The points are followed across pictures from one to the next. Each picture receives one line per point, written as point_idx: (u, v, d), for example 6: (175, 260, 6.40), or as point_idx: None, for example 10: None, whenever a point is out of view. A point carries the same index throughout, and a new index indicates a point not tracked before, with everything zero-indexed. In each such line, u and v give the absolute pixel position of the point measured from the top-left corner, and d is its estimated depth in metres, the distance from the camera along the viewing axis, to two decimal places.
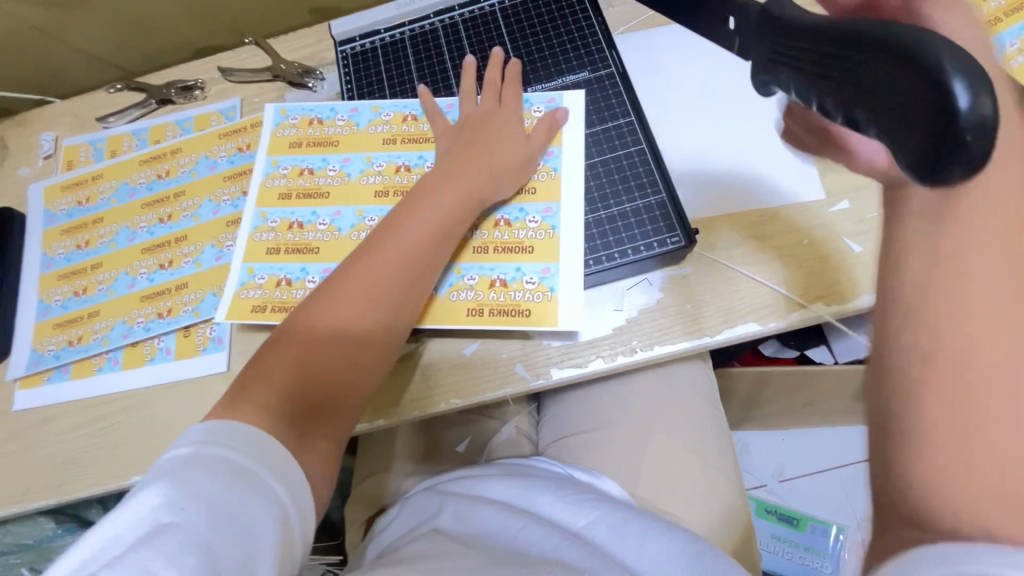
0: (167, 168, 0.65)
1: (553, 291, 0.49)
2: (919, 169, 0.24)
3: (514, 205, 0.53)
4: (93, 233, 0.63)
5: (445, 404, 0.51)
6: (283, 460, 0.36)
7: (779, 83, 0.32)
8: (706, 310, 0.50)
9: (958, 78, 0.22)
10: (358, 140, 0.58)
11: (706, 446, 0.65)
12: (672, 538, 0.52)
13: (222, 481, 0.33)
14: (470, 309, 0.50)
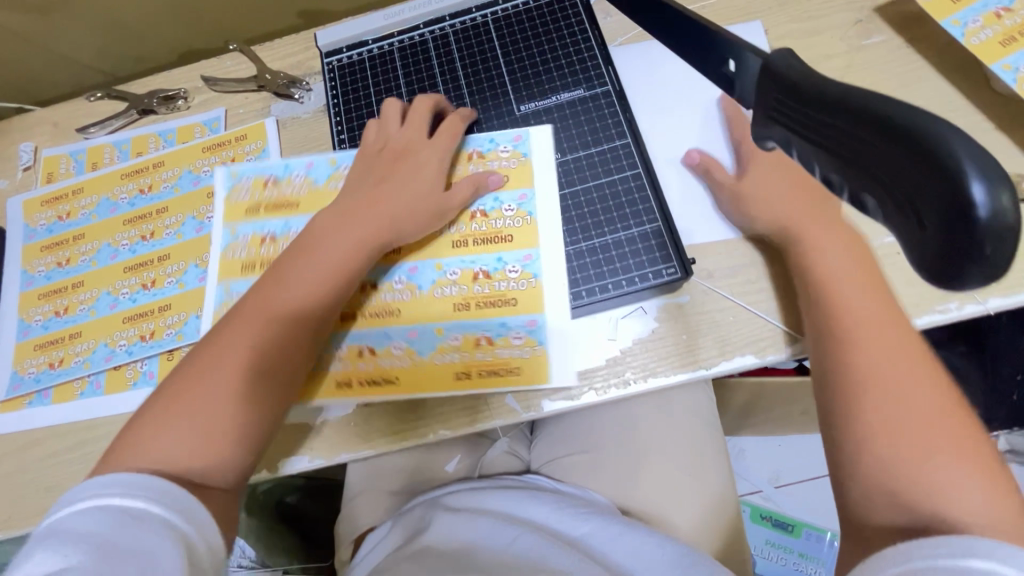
0: (150, 182, 0.63)
1: (542, 344, 0.49)
2: (933, 270, 0.20)
3: (491, 255, 0.52)
4: (74, 251, 0.61)
5: (433, 436, 0.49)
6: (183, 498, 0.37)
7: (778, 141, 0.26)
8: (703, 341, 0.49)
9: (975, 173, 0.18)
10: (320, 198, 0.56)
11: (703, 466, 0.64)
12: (666, 551, 0.51)
13: (113, 526, 0.34)
14: (459, 372, 0.49)
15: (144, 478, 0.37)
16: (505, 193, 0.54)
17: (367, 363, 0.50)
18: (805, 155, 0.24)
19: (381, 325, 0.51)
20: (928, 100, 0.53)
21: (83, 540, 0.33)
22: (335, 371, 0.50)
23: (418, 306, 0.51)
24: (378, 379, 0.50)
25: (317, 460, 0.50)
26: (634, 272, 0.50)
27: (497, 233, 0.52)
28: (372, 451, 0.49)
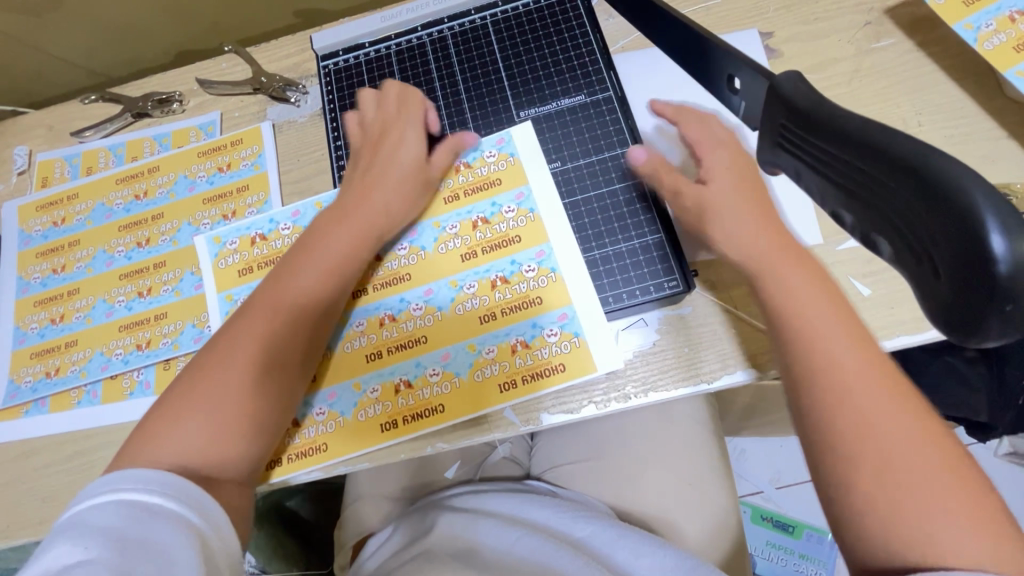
0: (145, 187, 0.62)
1: (580, 336, 0.48)
2: (948, 318, 0.28)
3: (504, 260, 0.51)
4: (69, 257, 0.61)
5: (431, 449, 0.48)
6: (198, 497, 0.37)
7: (783, 166, 0.35)
8: (705, 355, 0.48)
9: (999, 231, 0.25)
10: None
11: (703, 475, 0.64)
12: (666, 553, 0.50)
13: (130, 520, 0.34)
14: (504, 384, 0.48)
15: (161, 474, 0.37)
16: (502, 197, 0.53)
17: (407, 397, 0.49)
18: (817, 186, 0.33)
19: (411, 355, 0.49)
20: (936, 107, 0.52)
21: (100, 533, 0.34)
22: (375, 416, 0.48)
23: (443, 330, 0.50)
24: (421, 410, 0.48)
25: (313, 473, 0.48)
26: (635, 286, 0.50)
27: (504, 237, 0.51)
28: (370, 464, 0.48)
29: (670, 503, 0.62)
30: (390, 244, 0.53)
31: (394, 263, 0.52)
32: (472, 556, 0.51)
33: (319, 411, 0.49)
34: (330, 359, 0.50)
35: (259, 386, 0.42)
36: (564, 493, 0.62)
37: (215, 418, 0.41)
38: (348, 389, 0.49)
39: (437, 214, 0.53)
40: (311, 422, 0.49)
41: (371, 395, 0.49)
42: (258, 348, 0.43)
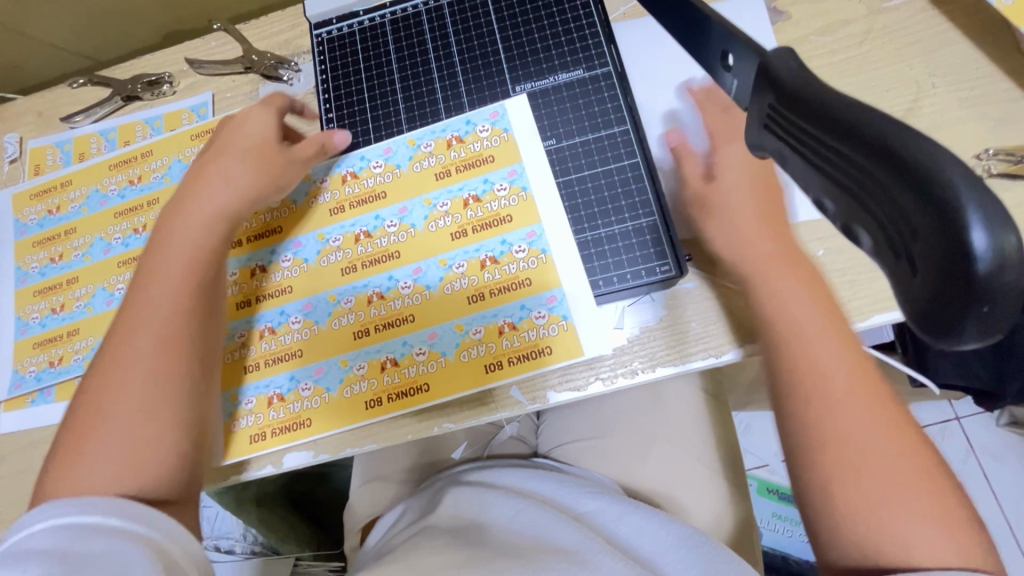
0: (139, 172, 0.61)
1: (567, 319, 0.47)
2: (929, 325, 0.21)
3: (494, 239, 0.50)
4: (66, 245, 0.60)
5: (438, 429, 0.48)
6: (136, 508, 0.36)
7: (772, 152, 0.26)
8: (711, 329, 0.47)
9: (979, 219, 0.18)
10: (314, 220, 0.53)
11: (710, 452, 0.64)
12: (670, 529, 0.51)
13: (73, 538, 0.33)
14: (488, 365, 0.48)
15: (92, 499, 0.36)
16: (494, 173, 0.51)
17: (393, 374, 0.48)
18: (805, 173, 0.24)
19: (398, 334, 0.49)
20: (950, 67, 0.50)
21: (35, 557, 0.32)
22: (360, 393, 0.48)
23: (432, 309, 0.49)
24: (408, 388, 0.48)
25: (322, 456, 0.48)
26: (636, 266, 0.48)
27: (496, 216, 0.50)
28: (376, 444, 0.48)
29: (677, 480, 0.62)
30: (380, 221, 0.52)
31: (383, 241, 0.51)
32: (475, 529, 0.52)
33: (306, 386, 0.49)
34: (315, 336, 0.50)
35: (156, 395, 0.41)
36: (568, 469, 0.62)
37: (126, 442, 0.39)
38: (335, 364, 0.49)
39: (429, 190, 0.52)
40: (297, 397, 0.49)
41: (357, 371, 0.49)
42: (145, 363, 0.41)
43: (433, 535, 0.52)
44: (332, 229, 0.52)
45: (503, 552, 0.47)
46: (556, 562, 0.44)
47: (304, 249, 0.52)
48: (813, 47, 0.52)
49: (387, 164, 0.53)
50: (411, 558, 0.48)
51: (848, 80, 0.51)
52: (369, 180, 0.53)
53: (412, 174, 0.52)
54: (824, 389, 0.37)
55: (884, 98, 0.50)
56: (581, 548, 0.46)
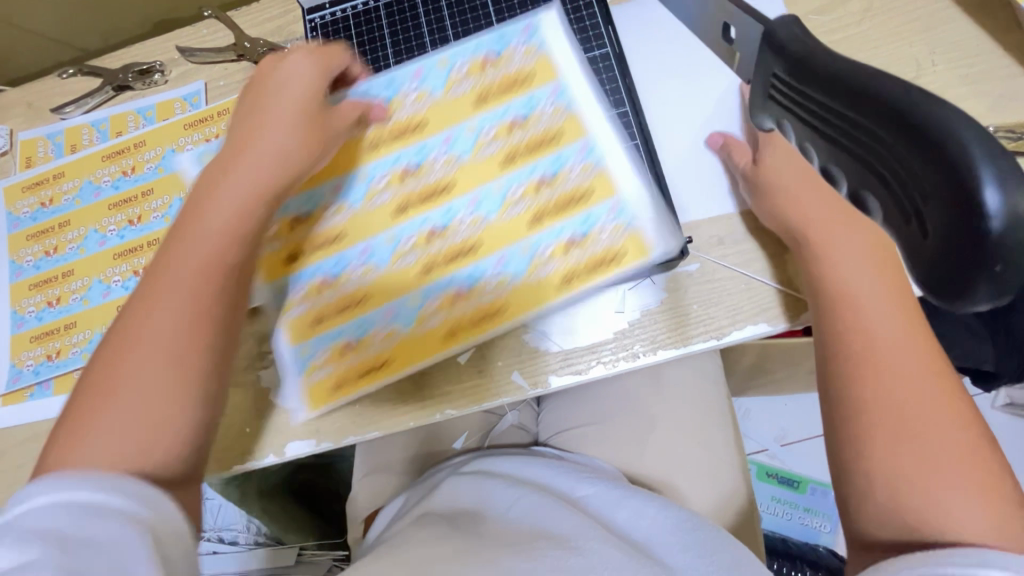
0: (132, 163, 0.60)
1: (633, 222, 0.46)
2: None
3: (546, 159, 0.49)
4: (60, 238, 0.59)
5: (439, 415, 0.49)
6: (133, 485, 0.32)
7: None
8: (714, 312, 0.47)
9: None
10: (353, 160, 0.52)
11: (711, 436, 0.64)
12: (667, 514, 0.52)
13: (68, 519, 0.30)
14: (563, 279, 0.46)
15: (94, 471, 0.32)
16: (537, 93, 0.50)
17: (467, 304, 0.47)
18: None
19: (467, 262, 0.47)
20: (951, 44, 0.49)
21: (23, 543, 0.29)
22: (434, 326, 0.47)
23: (493, 235, 0.48)
24: (485, 314, 0.46)
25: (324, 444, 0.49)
26: None
27: (543, 134, 0.49)
28: (379, 432, 0.49)
29: (678, 465, 0.62)
30: (427, 151, 0.51)
31: (432, 174, 0.50)
32: (475, 514, 0.53)
33: (382, 327, 0.47)
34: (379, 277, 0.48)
35: (185, 338, 0.37)
36: (568, 454, 0.63)
37: (148, 396, 0.36)
38: (405, 302, 0.48)
39: (466, 116, 0.51)
40: (371, 340, 0.48)
41: (431, 305, 0.47)
42: (183, 314, 0.38)
43: (434, 522, 0.52)
44: (377, 165, 0.51)
45: (503, 537, 0.47)
46: (553, 547, 0.44)
47: (350, 195, 0.51)
48: (812, 26, 0.52)
49: (421, 90, 0.52)
50: (413, 544, 0.48)
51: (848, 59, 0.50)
52: (403, 110, 0.52)
53: (446, 100, 0.52)
54: (861, 356, 0.37)
55: None
56: (576, 533, 0.46)
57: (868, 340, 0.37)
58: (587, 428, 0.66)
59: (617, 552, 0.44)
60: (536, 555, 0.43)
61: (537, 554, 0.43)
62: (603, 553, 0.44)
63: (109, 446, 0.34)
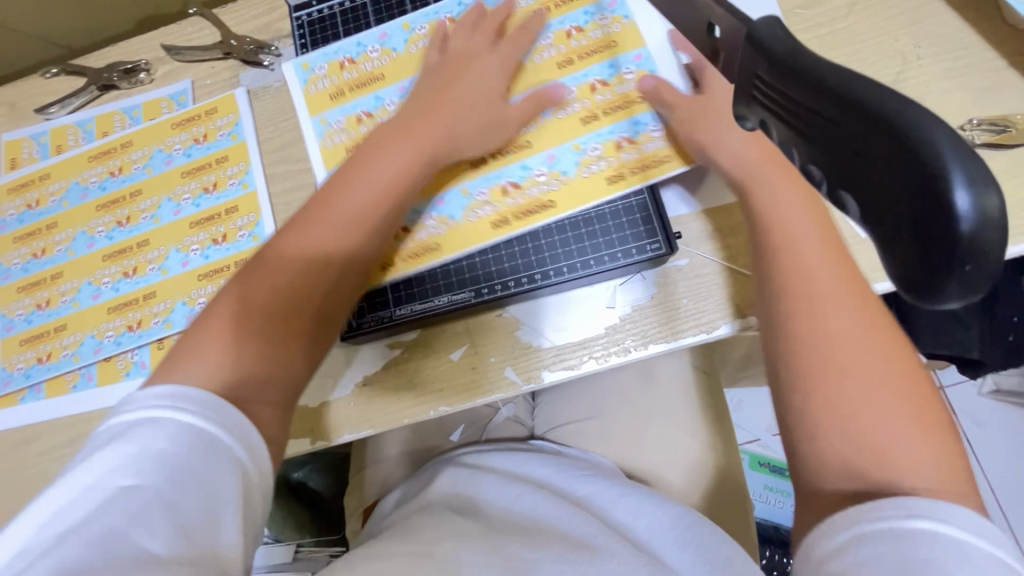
0: (120, 164, 0.60)
1: (682, 128, 0.49)
2: (911, 287, 0.19)
3: (600, 64, 0.52)
4: (48, 240, 0.59)
5: (433, 412, 0.49)
6: (237, 422, 0.37)
7: (758, 122, 0.25)
8: (705, 306, 0.48)
9: (963, 180, 0.17)
10: (315, 104, 0.55)
11: (705, 430, 0.65)
12: (664, 512, 0.53)
13: (185, 447, 0.34)
14: (611, 177, 0.49)
15: (203, 392, 0.37)
16: (596, 6, 0.53)
17: (516, 196, 0.49)
18: (792, 145, 0.23)
19: (515, 159, 0.50)
20: (935, 38, 0.50)
21: (147, 458, 0.33)
22: (485, 215, 0.49)
23: (546, 134, 0.51)
24: (533, 206, 0.49)
25: (321, 442, 0.50)
26: (631, 244, 0.48)
27: (601, 42, 0.52)
28: (374, 429, 0.49)
29: (672, 458, 0.63)
30: (381, 101, 0.54)
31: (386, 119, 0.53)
32: (473, 507, 0.54)
33: (431, 214, 0.50)
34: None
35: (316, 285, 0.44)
36: (564, 448, 0.64)
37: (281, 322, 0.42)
38: (457, 192, 0.50)
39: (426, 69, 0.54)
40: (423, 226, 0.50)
41: (481, 198, 0.50)
42: (325, 260, 0.44)
43: (432, 515, 0.53)
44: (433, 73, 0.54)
45: (500, 531, 0.48)
46: (552, 543, 0.45)
47: (310, 133, 0.54)
48: (799, 20, 0.52)
49: (383, 49, 0.56)
50: (410, 534, 0.49)
51: (833, 53, 0.51)
52: (367, 65, 0.55)
53: (408, 55, 0.55)
54: (819, 351, 0.38)
55: (869, 72, 0.50)
56: (576, 530, 0.47)
57: (829, 330, 0.38)
58: (582, 421, 0.66)
59: (616, 547, 0.45)
60: (537, 545, 0.45)
61: (535, 547, 0.44)
62: (602, 550, 0.45)
63: (229, 342, 0.40)
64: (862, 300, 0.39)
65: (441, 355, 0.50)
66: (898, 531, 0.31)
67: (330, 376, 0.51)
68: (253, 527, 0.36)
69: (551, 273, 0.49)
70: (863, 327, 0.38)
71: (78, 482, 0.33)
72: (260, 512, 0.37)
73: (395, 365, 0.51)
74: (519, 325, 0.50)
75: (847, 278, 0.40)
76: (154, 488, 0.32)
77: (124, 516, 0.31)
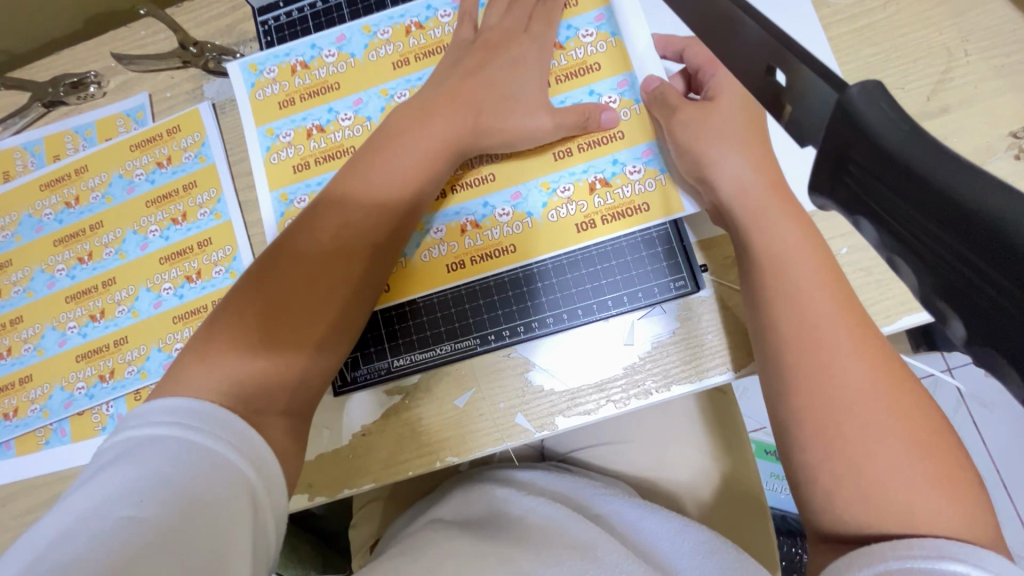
0: (76, 193, 0.54)
1: (664, 173, 0.45)
2: None
3: (581, 88, 0.47)
4: (4, 281, 0.53)
5: (440, 463, 0.45)
6: (248, 440, 0.34)
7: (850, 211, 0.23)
8: (733, 346, 0.43)
9: None
10: (262, 112, 0.49)
11: (729, 452, 0.61)
12: (685, 537, 0.49)
13: (189, 473, 0.31)
14: (580, 224, 0.46)
15: (201, 402, 0.34)
16: (579, 18, 0.48)
17: (474, 237, 0.47)
18: (890, 245, 0.22)
19: (479, 195, 0.47)
20: (984, 30, 0.44)
21: (148, 484, 0.30)
22: (441, 256, 0.47)
23: (514, 167, 0.47)
24: (492, 249, 0.46)
25: (317, 498, 0.46)
26: (654, 282, 0.45)
27: (583, 64, 0.47)
28: (375, 484, 0.45)
29: (692, 481, 0.60)
30: (334, 114, 0.49)
31: (337, 135, 0.48)
32: (481, 523, 0.50)
33: (504, 211, 0.47)
34: (269, 236, 0.47)
35: (332, 293, 0.41)
36: (569, 467, 0.61)
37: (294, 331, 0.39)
38: (535, 188, 0.46)
39: (385, 81, 0.49)
40: (495, 223, 0.47)
41: (563, 195, 0.46)
42: (351, 275, 0.42)
43: (437, 530, 0.49)
44: (396, 84, 0.49)
45: (513, 543, 0.45)
46: (566, 558, 0.42)
47: (254, 146, 0.49)
48: (832, 11, 0.46)
49: (340, 53, 0.49)
50: (412, 551, 0.45)
51: (870, 50, 0.45)
52: (321, 70, 0.49)
53: (367, 63, 0.49)
54: (818, 389, 0.34)
55: (911, 71, 0.45)
56: (595, 545, 0.45)
57: (831, 370, 0.34)
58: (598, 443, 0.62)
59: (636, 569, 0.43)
60: (554, 560, 0.42)
61: (551, 564, 0.41)
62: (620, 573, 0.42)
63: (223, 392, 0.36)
64: (861, 332, 0.35)
65: (445, 402, 0.46)
66: (926, 572, 0.28)
67: (327, 427, 0.46)
68: (263, 559, 0.33)
69: (530, 326, 0.46)
70: (867, 365, 0.34)
71: (74, 509, 0.30)
72: (272, 540, 0.34)
73: (397, 413, 0.46)
74: (528, 366, 0.45)
75: (859, 314, 0.37)
76: (155, 518, 0.29)
77: (115, 551, 0.28)
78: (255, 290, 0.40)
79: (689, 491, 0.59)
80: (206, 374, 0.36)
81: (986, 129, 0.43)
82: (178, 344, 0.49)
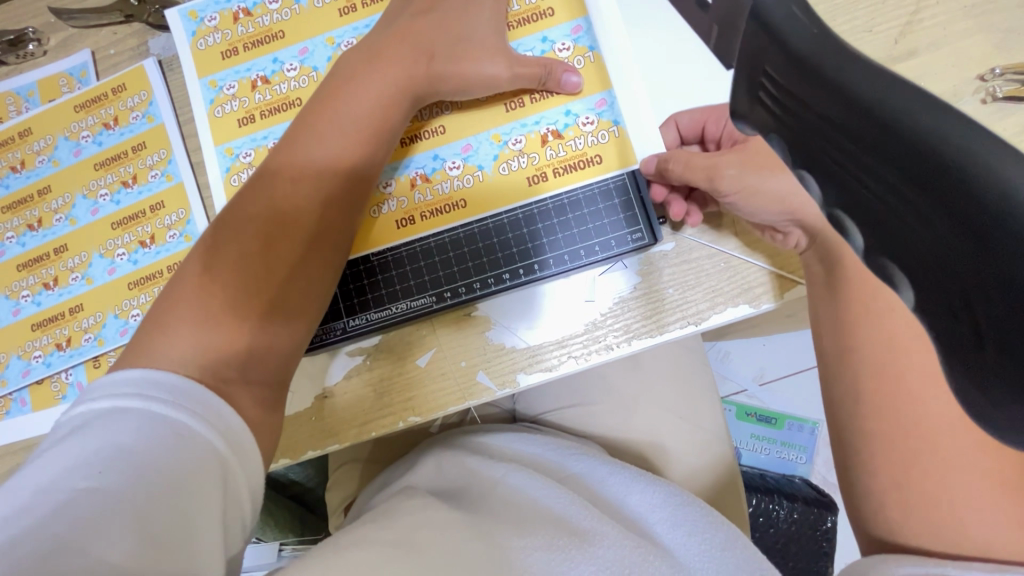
0: (21, 157, 0.52)
1: (618, 125, 0.44)
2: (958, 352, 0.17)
3: (535, 35, 0.45)
4: None
5: (403, 423, 0.45)
6: (214, 406, 0.33)
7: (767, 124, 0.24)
8: (692, 297, 0.43)
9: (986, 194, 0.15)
10: (204, 63, 0.47)
11: (696, 410, 0.62)
12: (656, 490, 0.49)
13: (154, 443, 0.30)
14: (531, 177, 0.45)
15: (155, 370, 0.33)
16: None
17: (424, 191, 0.46)
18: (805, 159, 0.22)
19: (428, 148, 0.46)
20: None
21: (110, 453, 0.29)
22: (390, 212, 0.46)
23: (466, 120, 0.46)
24: (442, 205, 0.46)
25: (283, 461, 0.46)
26: (610, 235, 0.44)
27: (537, 9, 0.46)
28: (340, 445, 0.45)
29: (662, 439, 0.60)
30: (279, 64, 0.47)
31: (283, 86, 0.46)
32: (454, 492, 0.50)
33: (454, 164, 0.46)
34: (215, 191, 0.46)
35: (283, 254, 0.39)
36: (537, 428, 0.60)
37: (245, 290, 0.38)
38: (486, 141, 0.46)
39: (332, 28, 0.47)
40: (445, 176, 0.46)
41: (515, 147, 0.45)
42: (303, 237, 0.40)
43: (408, 496, 0.49)
44: (343, 31, 0.47)
45: (485, 515, 0.44)
46: (539, 527, 0.42)
47: (197, 98, 0.47)
48: None
49: None
50: (380, 517, 0.44)
51: None
52: (265, 17, 0.47)
53: (313, 10, 0.47)
54: None
55: (880, 12, 0.43)
56: (566, 510, 0.45)
57: None
58: (570, 405, 0.62)
59: (610, 530, 0.43)
60: (525, 530, 0.42)
61: (522, 534, 0.41)
62: (592, 535, 0.42)
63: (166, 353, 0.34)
64: None
65: (408, 362, 0.45)
66: None
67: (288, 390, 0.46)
68: (236, 525, 0.32)
69: (487, 283, 0.45)
70: None
71: (29, 480, 0.28)
72: (246, 504, 0.33)
73: (357, 374, 0.46)
74: (489, 324, 0.45)
75: None
76: (117, 489, 0.28)
77: (74, 520, 0.27)
78: (207, 251, 0.39)
79: (660, 449, 0.59)
80: (163, 338, 0.35)
81: (953, 73, 0.42)
82: (135, 309, 0.48)
